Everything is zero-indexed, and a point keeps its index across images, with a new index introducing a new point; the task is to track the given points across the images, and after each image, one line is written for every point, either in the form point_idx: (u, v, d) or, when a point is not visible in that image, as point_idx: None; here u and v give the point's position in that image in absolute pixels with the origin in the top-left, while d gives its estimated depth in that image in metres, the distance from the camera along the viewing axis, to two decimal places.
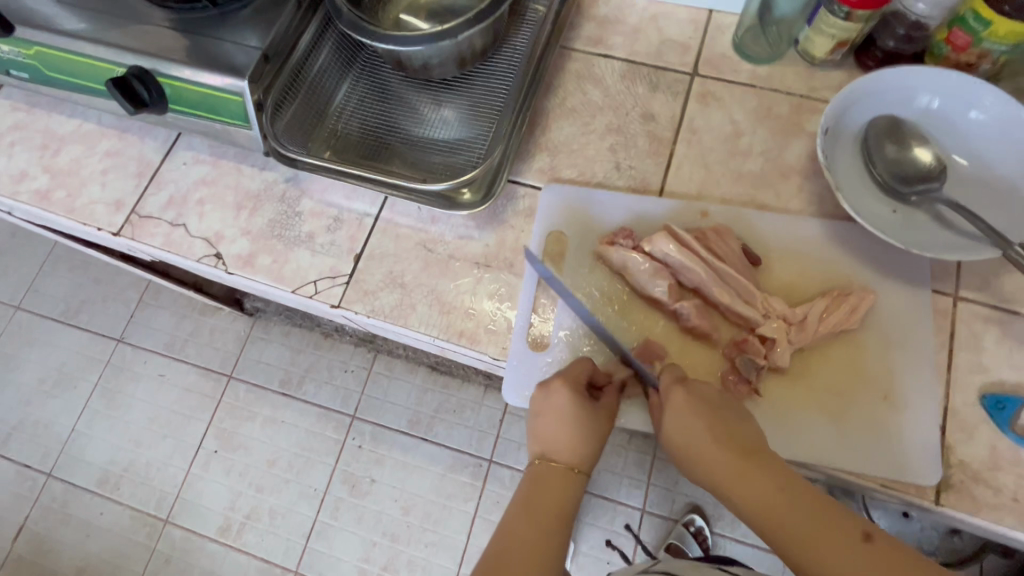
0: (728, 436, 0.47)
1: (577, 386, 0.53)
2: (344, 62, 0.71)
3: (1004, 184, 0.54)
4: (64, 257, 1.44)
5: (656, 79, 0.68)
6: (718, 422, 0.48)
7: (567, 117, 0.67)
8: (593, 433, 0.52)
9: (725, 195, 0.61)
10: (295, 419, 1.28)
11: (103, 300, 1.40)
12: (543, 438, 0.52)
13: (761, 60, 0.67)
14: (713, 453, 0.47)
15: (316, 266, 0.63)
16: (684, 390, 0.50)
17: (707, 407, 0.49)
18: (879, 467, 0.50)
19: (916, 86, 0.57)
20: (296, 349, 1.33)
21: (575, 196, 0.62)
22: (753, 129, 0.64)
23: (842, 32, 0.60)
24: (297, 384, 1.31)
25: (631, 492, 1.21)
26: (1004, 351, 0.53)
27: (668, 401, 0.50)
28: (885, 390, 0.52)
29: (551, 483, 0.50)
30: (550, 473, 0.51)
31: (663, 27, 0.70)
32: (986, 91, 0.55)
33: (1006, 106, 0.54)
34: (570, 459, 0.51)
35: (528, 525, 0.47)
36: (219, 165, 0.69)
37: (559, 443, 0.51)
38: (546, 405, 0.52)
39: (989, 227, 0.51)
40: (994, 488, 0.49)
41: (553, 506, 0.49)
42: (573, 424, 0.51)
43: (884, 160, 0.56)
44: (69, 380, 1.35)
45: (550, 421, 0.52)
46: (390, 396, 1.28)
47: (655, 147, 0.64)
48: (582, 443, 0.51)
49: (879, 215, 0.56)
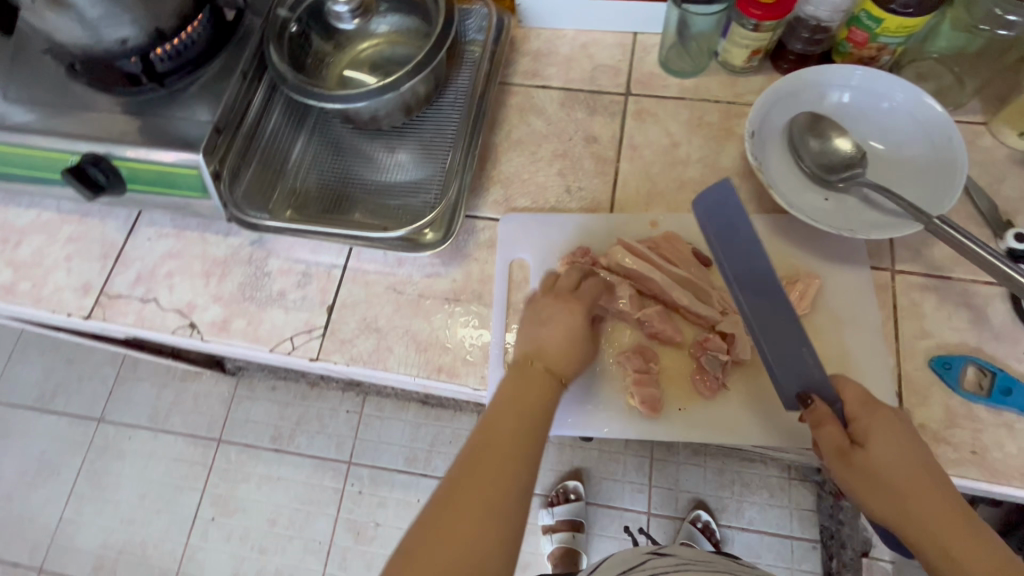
0: (934, 478, 0.44)
1: (580, 304, 0.54)
2: (294, 122, 0.73)
3: (919, 162, 0.59)
4: (34, 343, 1.42)
5: (593, 103, 0.72)
6: (923, 460, 0.44)
7: (515, 148, 0.70)
8: (582, 342, 0.52)
9: (671, 203, 0.65)
10: (290, 474, 1.27)
11: (79, 380, 1.38)
12: (534, 342, 0.51)
13: (687, 73, 0.71)
14: (919, 489, 0.43)
15: (291, 323, 0.64)
16: (892, 417, 0.46)
17: (907, 439, 0.45)
18: None
19: (827, 82, 0.62)
20: (283, 403, 1.32)
21: (532, 223, 0.65)
22: (689, 138, 0.68)
23: (754, 42, 0.65)
24: (288, 438, 1.29)
25: (634, 496, 1.22)
26: (944, 314, 0.57)
27: (869, 428, 0.46)
28: (843, 367, 0.56)
29: (534, 384, 0.48)
30: (534, 374, 0.49)
31: (593, 54, 0.75)
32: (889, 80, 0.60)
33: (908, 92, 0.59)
34: (555, 366, 0.50)
35: (507, 422, 0.46)
36: (184, 236, 0.70)
37: (551, 349, 0.51)
38: (547, 312, 0.53)
39: (910, 204, 0.55)
40: (954, 444, 0.52)
41: (535, 401, 0.48)
42: (570, 339, 0.51)
43: (810, 154, 0.61)
44: (51, 468, 1.31)
45: (546, 331, 0.52)
46: (383, 436, 1.28)
47: (601, 166, 0.68)
48: (572, 358, 0.51)
49: (812, 204, 0.60)
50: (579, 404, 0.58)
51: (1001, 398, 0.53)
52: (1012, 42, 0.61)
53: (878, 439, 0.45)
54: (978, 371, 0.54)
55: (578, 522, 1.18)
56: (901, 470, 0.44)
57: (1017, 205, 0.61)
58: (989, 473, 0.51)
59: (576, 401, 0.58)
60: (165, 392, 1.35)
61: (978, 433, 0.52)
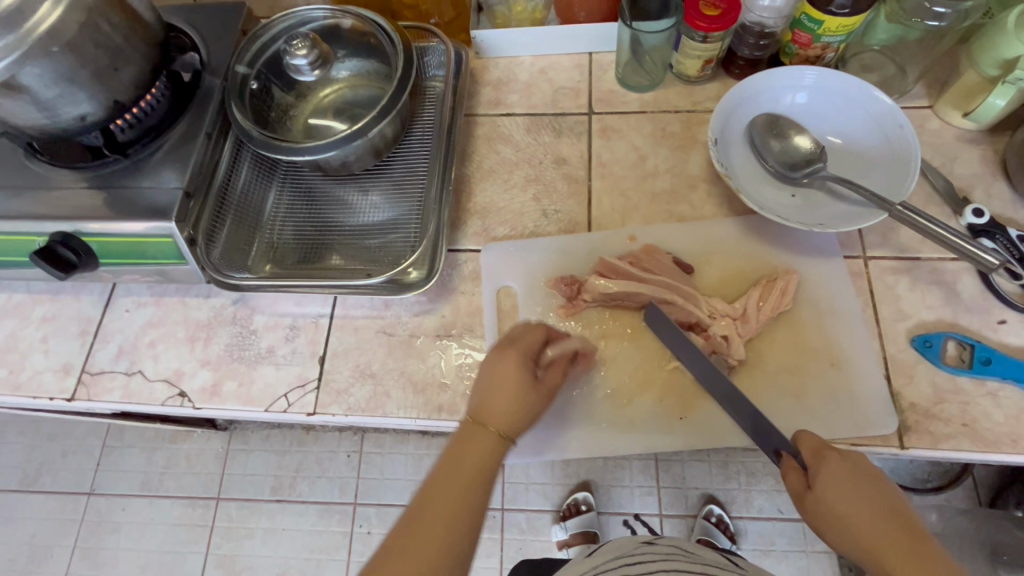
0: (892, 514, 0.44)
1: (526, 354, 0.52)
2: (265, 174, 0.73)
3: (876, 152, 0.61)
4: (12, 422, 1.36)
5: (558, 125, 0.73)
6: (878, 499, 0.45)
7: (488, 178, 0.71)
8: (530, 398, 0.50)
9: (646, 215, 0.66)
10: (295, 524, 1.24)
11: (65, 455, 1.33)
12: (483, 400, 0.49)
13: (645, 87, 0.73)
14: (882, 530, 0.43)
15: (284, 379, 0.63)
16: (843, 460, 0.47)
17: (859, 480, 0.46)
18: (846, 429, 0.55)
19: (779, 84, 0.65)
20: (280, 452, 1.30)
21: (513, 250, 0.66)
22: (655, 150, 0.70)
23: (705, 52, 0.67)
24: (289, 487, 1.27)
25: (643, 499, 1.22)
26: (918, 294, 0.59)
27: (822, 468, 0.47)
28: (831, 356, 0.58)
29: (479, 447, 0.47)
30: (480, 436, 0.47)
31: (552, 77, 0.76)
32: (836, 77, 0.63)
33: (855, 87, 0.62)
34: (504, 425, 0.48)
35: (451, 489, 0.44)
36: (163, 303, 0.69)
37: (497, 408, 0.49)
38: (494, 366, 0.51)
39: (871, 193, 0.58)
40: (945, 419, 0.54)
41: (478, 466, 0.46)
42: (515, 389, 0.50)
43: (773, 155, 0.63)
44: (44, 551, 1.26)
45: (492, 387, 0.50)
46: (387, 472, 1.26)
47: (573, 186, 0.69)
48: (520, 414, 0.50)
49: (781, 202, 0.63)
50: (583, 426, 0.58)
51: (982, 368, 0.55)
52: (945, 30, 0.65)
53: (830, 484, 0.46)
54: (958, 345, 0.57)
55: (593, 532, 1.16)
56: (852, 508, 0.45)
57: (971, 181, 0.64)
58: (982, 444, 0.53)
59: (579, 423, 0.58)
60: (156, 457, 1.31)
61: (966, 405, 0.54)
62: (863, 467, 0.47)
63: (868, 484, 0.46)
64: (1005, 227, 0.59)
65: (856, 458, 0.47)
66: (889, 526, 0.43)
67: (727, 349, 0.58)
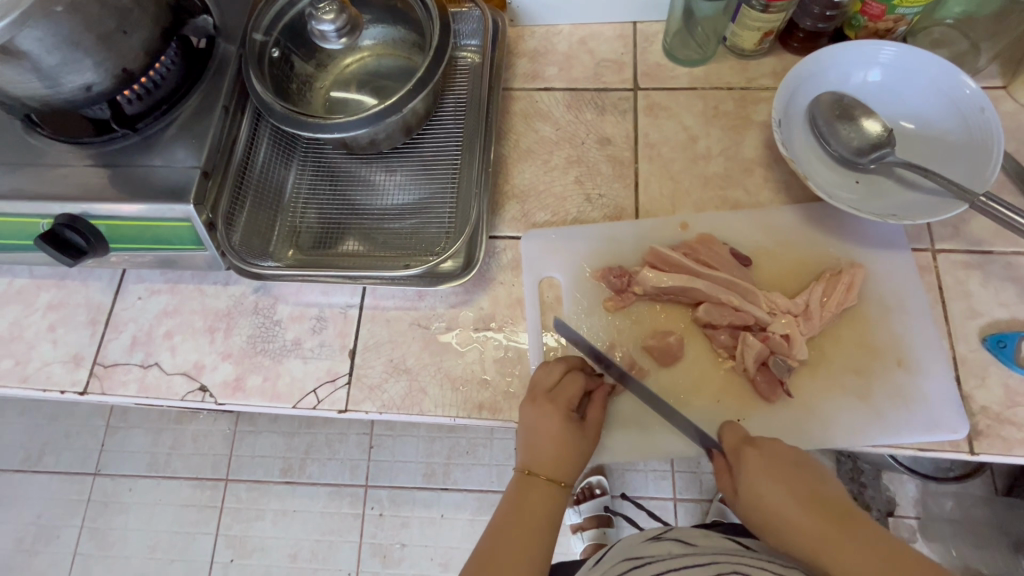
0: (814, 498, 0.46)
1: (566, 406, 0.52)
2: (286, 151, 0.67)
3: (952, 137, 0.57)
4: (12, 401, 1.33)
5: (601, 102, 0.68)
6: (798, 482, 0.47)
7: (526, 159, 0.66)
8: (576, 445, 0.51)
9: (697, 201, 0.62)
10: (306, 506, 1.22)
11: (68, 435, 1.30)
12: (529, 452, 0.51)
13: (696, 62, 0.68)
14: (803, 516, 0.45)
15: (312, 373, 0.59)
16: (760, 453, 0.49)
17: (779, 467, 0.48)
18: (914, 433, 0.52)
19: (847, 61, 0.60)
20: (289, 434, 1.27)
21: (555, 238, 0.62)
22: (706, 131, 0.65)
23: (766, 24, 0.62)
24: (299, 469, 1.25)
25: (659, 483, 1.21)
26: (991, 291, 0.56)
27: (744, 463, 0.49)
28: (898, 355, 0.54)
29: (535, 497, 0.50)
30: (534, 488, 0.50)
31: (593, 48, 0.71)
32: (908, 55, 0.58)
33: (932, 66, 0.58)
34: (554, 474, 0.50)
35: (517, 536, 0.48)
36: (178, 291, 0.65)
37: (546, 459, 0.50)
38: (533, 420, 0.51)
39: (950, 181, 0.54)
40: (1018, 424, 0.51)
41: (538, 514, 0.49)
42: (562, 441, 0.51)
43: (839, 139, 0.58)
44: (51, 531, 1.24)
45: (537, 440, 0.51)
46: (399, 455, 1.24)
47: (619, 169, 0.64)
48: (569, 461, 0.51)
49: (846, 189, 0.58)
50: (631, 426, 0.55)
51: None
52: None
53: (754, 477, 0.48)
54: None
55: (606, 516, 1.17)
56: (778, 500, 0.46)
57: None
58: None
59: (627, 424, 0.55)
60: (162, 438, 1.28)
61: None
62: (782, 455, 0.49)
63: (786, 465, 0.48)
64: None
65: (769, 445, 0.50)
66: (816, 511, 0.45)
67: (789, 348, 0.54)
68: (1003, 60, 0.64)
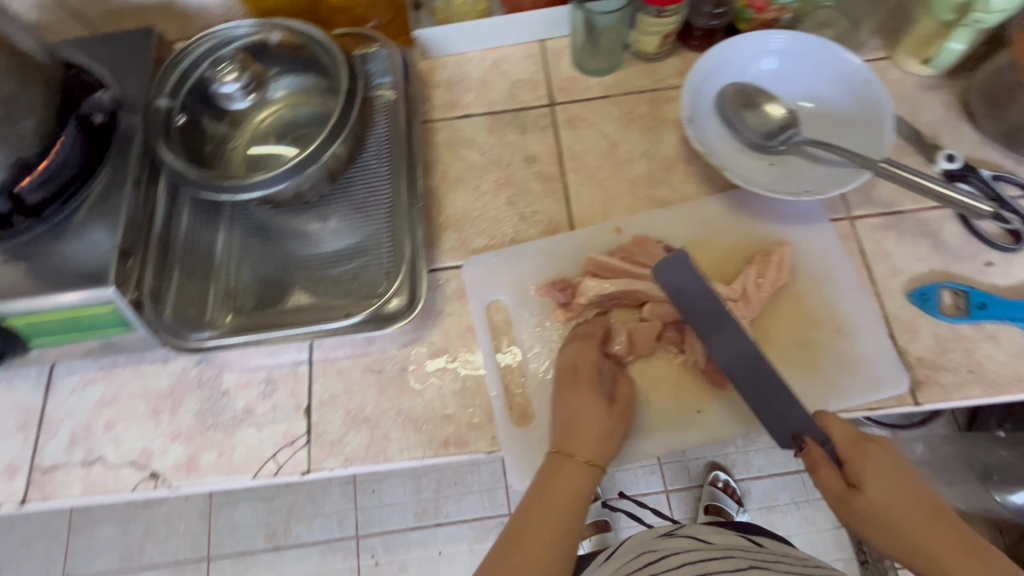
0: (939, 516, 0.42)
1: (595, 389, 0.52)
2: (209, 215, 0.66)
3: (849, 111, 0.60)
4: None
5: (521, 121, 0.69)
6: (923, 499, 0.43)
7: (457, 187, 0.66)
8: (612, 424, 0.51)
9: (627, 205, 0.64)
10: (298, 569, 1.17)
11: (28, 542, 1.21)
12: (567, 430, 0.50)
13: (606, 71, 0.70)
14: (920, 525, 0.42)
15: (269, 440, 0.57)
16: (883, 452, 0.46)
17: (899, 477, 0.44)
18: (861, 395, 0.54)
19: (745, 53, 0.63)
20: (269, 497, 1.22)
21: (496, 262, 0.62)
22: (625, 135, 0.67)
23: (664, 27, 0.65)
24: (285, 532, 1.19)
25: (649, 478, 1.22)
26: (907, 247, 0.59)
27: (865, 471, 0.45)
28: (836, 323, 0.57)
29: (569, 480, 0.48)
30: (570, 469, 0.49)
31: (507, 70, 0.72)
32: (797, 41, 0.62)
33: (820, 48, 0.61)
34: (595, 456, 0.50)
35: (542, 520, 0.46)
36: (115, 377, 0.61)
37: (583, 439, 0.50)
38: (586, 399, 0.51)
39: (854, 152, 0.57)
40: (952, 368, 0.54)
41: (568, 499, 0.48)
42: (597, 420, 0.51)
43: (749, 127, 0.61)
44: None
45: (578, 419, 0.51)
46: (386, 498, 1.21)
47: (548, 184, 0.66)
48: (601, 441, 0.50)
49: (762, 172, 0.61)
50: None
51: (979, 314, 0.55)
52: None
53: (867, 477, 0.45)
54: (952, 294, 0.57)
55: (604, 521, 1.17)
56: (901, 512, 0.43)
57: (939, 128, 0.64)
58: (990, 387, 0.53)
59: None
60: (133, 527, 1.21)
61: (970, 351, 0.55)
62: (897, 465, 0.45)
63: (907, 477, 0.44)
64: (977, 169, 0.60)
65: (888, 447, 0.46)
66: (938, 528, 0.42)
67: None
68: (884, 33, 0.69)
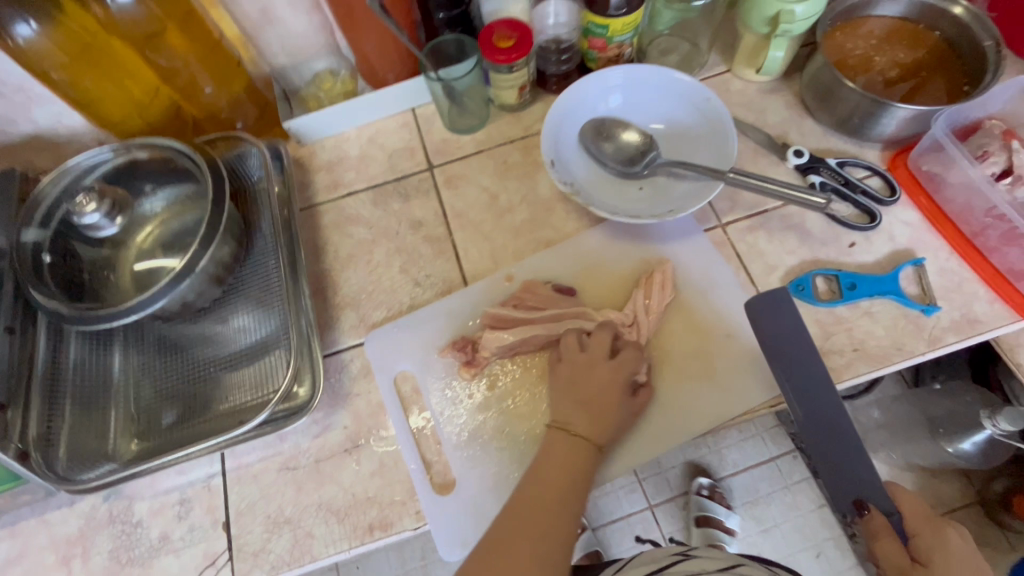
0: None
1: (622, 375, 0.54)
2: (100, 344, 0.63)
3: (699, 129, 0.65)
4: None
5: (403, 190, 0.71)
6: None
7: (349, 265, 0.67)
8: (607, 394, 0.53)
9: (515, 252, 0.66)
10: None
11: None
12: (570, 402, 0.53)
13: (476, 127, 0.73)
14: None
15: (189, 564, 0.55)
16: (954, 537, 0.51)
17: (969, 560, 0.50)
18: (761, 391, 0.56)
19: (592, 90, 0.66)
20: None
21: (395, 332, 0.62)
22: (503, 185, 0.69)
23: (516, 81, 0.68)
24: None
25: (631, 498, 1.20)
26: (777, 244, 0.62)
27: (944, 556, 0.49)
28: (726, 328, 0.59)
29: (569, 448, 0.51)
30: (569, 438, 0.51)
31: (383, 143, 0.74)
32: (638, 71, 0.66)
33: (659, 74, 0.66)
34: (587, 427, 0.52)
35: (547, 486, 0.49)
36: (18, 532, 0.58)
37: (595, 416, 0.52)
38: (581, 371, 0.54)
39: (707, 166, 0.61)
40: (838, 351, 0.57)
41: (574, 466, 0.50)
42: (608, 394, 0.53)
43: (610, 158, 0.64)
44: None
45: (579, 383, 0.54)
46: None
47: (437, 245, 0.67)
48: (607, 421, 0.52)
49: (633, 197, 0.64)
50: None
51: (851, 294, 0.58)
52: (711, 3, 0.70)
53: (942, 555, 0.49)
54: (824, 279, 0.60)
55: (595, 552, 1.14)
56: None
57: (785, 127, 0.69)
58: (875, 361, 0.56)
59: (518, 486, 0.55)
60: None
61: (851, 332, 0.57)
62: (964, 549, 0.50)
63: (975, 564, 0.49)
64: (824, 159, 0.64)
65: (962, 541, 0.51)
66: None
67: None
68: (721, 49, 0.74)
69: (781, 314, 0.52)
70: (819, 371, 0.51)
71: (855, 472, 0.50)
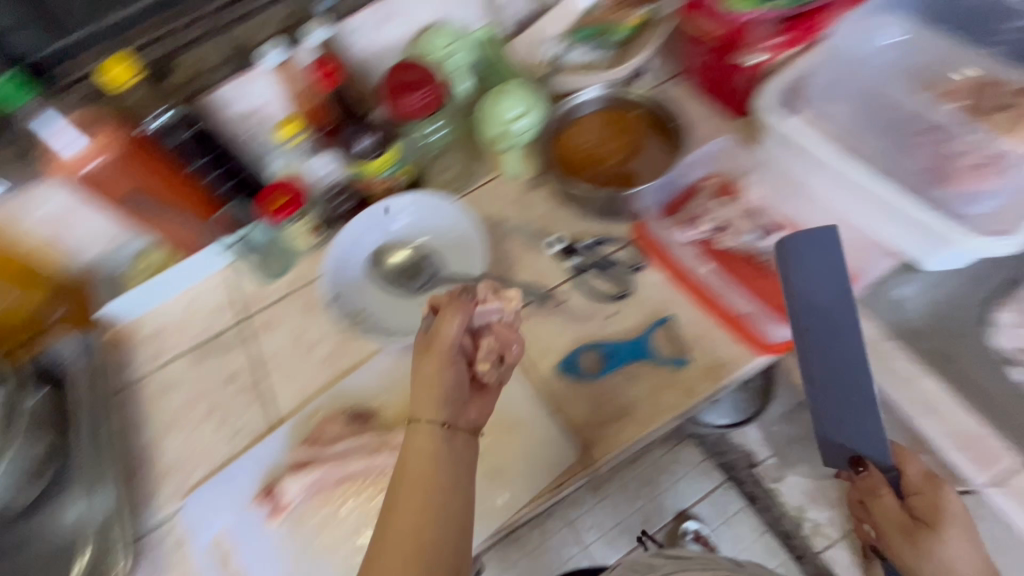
0: None
1: (446, 356, 0.52)
2: None
3: (455, 234, 0.73)
4: None
5: (220, 346, 0.76)
6: None
7: (169, 432, 0.71)
8: (444, 475, 0.48)
9: (321, 386, 0.71)
10: None
11: None
12: (426, 388, 0.50)
13: (282, 273, 0.80)
14: None
15: None
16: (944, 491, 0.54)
17: None
18: (542, 475, 0.61)
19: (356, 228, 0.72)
20: None
21: (211, 491, 0.66)
22: (309, 324, 0.75)
23: (300, 225, 0.76)
24: None
25: None
26: (547, 330, 0.68)
27: (941, 518, 0.54)
28: (506, 421, 0.64)
29: (424, 442, 0.49)
30: (425, 428, 0.49)
31: (201, 305, 0.80)
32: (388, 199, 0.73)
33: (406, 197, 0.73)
34: (436, 416, 0.50)
35: (412, 506, 0.46)
36: None
37: (425, 403, 0.50)
38: (440, 371, 0.51)
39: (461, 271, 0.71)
40: (605, 422, 0.62)
41: (428, 460, 0.48)
42: (426, 378, 0.51)
43: (390, 284, 0.72)
44: None
45: (422, 392, 0.50)
46: None
47: (251, 394, 0.72)
48: (438, 395, 0.50)
49: (418, 313, 0.70)
50: None
51: (610, 364, 0.64)
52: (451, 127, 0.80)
53: (947, 528, 0.54)
54: (589, 354, 0.66)
55: None
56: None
57: (549, 218, 0.76)
58: (638, 425, 0.61)
59: None
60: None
61: (615, 401, 0.63)
62: None
63: None
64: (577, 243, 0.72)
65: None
66: None
67: None
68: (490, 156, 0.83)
69: (829, 245, 0.55)
70: (845, 320, 0.55)
71: (853, 409, 0.54)
